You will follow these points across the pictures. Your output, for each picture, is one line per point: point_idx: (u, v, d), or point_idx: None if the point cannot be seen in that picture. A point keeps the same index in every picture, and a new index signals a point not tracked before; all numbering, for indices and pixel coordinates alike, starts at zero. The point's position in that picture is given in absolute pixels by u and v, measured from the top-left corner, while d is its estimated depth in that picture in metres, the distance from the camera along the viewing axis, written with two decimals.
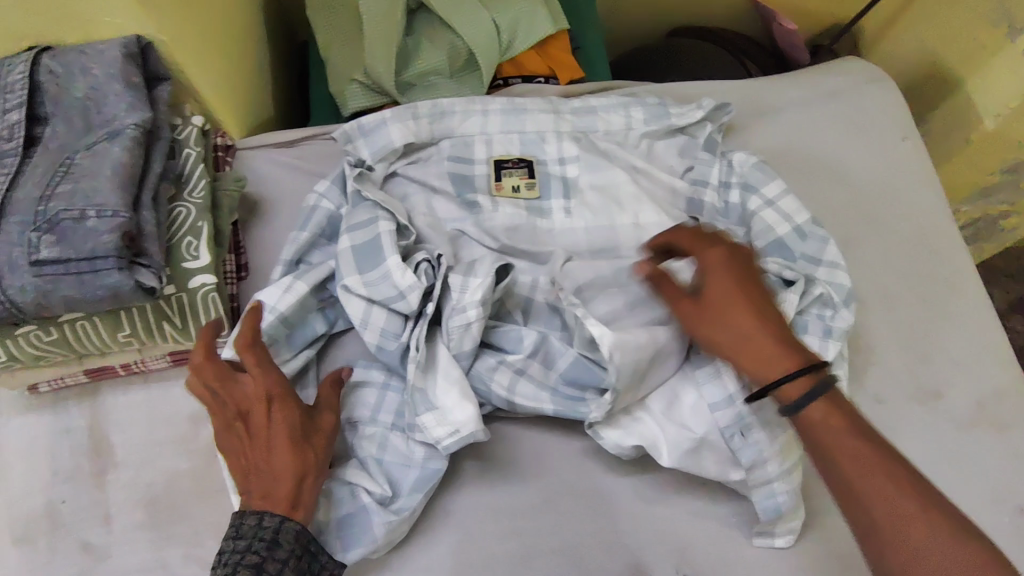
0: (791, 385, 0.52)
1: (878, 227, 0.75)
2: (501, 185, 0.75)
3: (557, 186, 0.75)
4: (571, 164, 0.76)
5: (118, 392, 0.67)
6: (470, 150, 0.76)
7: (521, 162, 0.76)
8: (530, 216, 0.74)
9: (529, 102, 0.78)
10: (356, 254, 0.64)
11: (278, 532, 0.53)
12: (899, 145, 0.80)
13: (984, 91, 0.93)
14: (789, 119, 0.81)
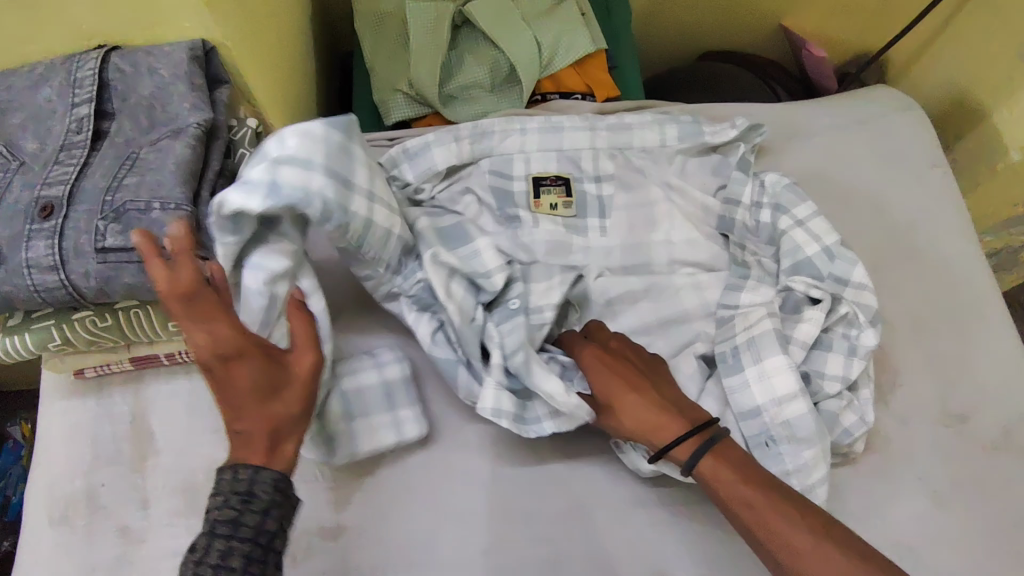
0: (682, 445, 0.58)
1: (907, 253, 0.77)
2: (539, 202, 0.77)
3: (593, 205, 0.77)
4: (607, 182, 0.78)
5: (160, 381, 0.69)
6: (510, 167, 0.78)
7: (559, 180, 0.78)
8: (567, 233, 0.75)
9: (566, 120, 0.80)
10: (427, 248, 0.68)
11: (253, 483, 0.48)
12: (929, 174, 0.82)
13: (1009, 124, 0.95)
14: (821, 146, 0.82)
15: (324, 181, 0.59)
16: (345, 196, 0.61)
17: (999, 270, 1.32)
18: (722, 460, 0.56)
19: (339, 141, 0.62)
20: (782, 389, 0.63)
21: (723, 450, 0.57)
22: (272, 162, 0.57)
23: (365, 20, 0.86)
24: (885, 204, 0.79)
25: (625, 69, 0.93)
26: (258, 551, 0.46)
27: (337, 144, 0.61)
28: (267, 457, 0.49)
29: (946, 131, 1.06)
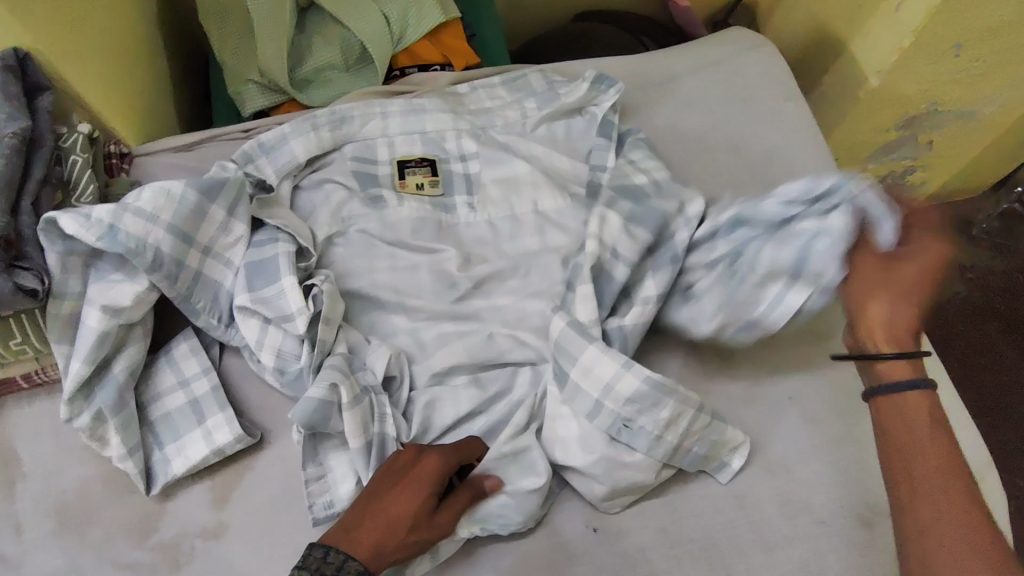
0: (906, 390, 0.66)
1: (763, 185, 0.79)
2: (405, 183, 0.77)
3: (460, 183, 0.78)
4: (473, 160, 0.78)
5: (23, 404, 0.66)
6: (374, 152, 0.78)
7: (424, 162, 0.78)
8: (434, 211, 0.76)
9: (427, 102, 0.80)
10: (249, 276, 0.66)
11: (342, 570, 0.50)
12: (782, 106, 0.84)
13: (863, 52, 0.99)
14: (677, 90, 0.84)
15: (165, 238, 0.62)
16: (185, 251, 0.63)
17: None
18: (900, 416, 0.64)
19: (196, 202, 0.64)
20: (615, 376, 0.62)
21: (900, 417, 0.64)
22: (118, 209, 0.59)
23: (209, 13, 0.83)
24: (741, 140, 0.81)
25: (485, 36, 0.93)
26: None
27: (192, 204, 0.64)
28: (370, 555, 0.52)
29: (813, 67, 1.10)
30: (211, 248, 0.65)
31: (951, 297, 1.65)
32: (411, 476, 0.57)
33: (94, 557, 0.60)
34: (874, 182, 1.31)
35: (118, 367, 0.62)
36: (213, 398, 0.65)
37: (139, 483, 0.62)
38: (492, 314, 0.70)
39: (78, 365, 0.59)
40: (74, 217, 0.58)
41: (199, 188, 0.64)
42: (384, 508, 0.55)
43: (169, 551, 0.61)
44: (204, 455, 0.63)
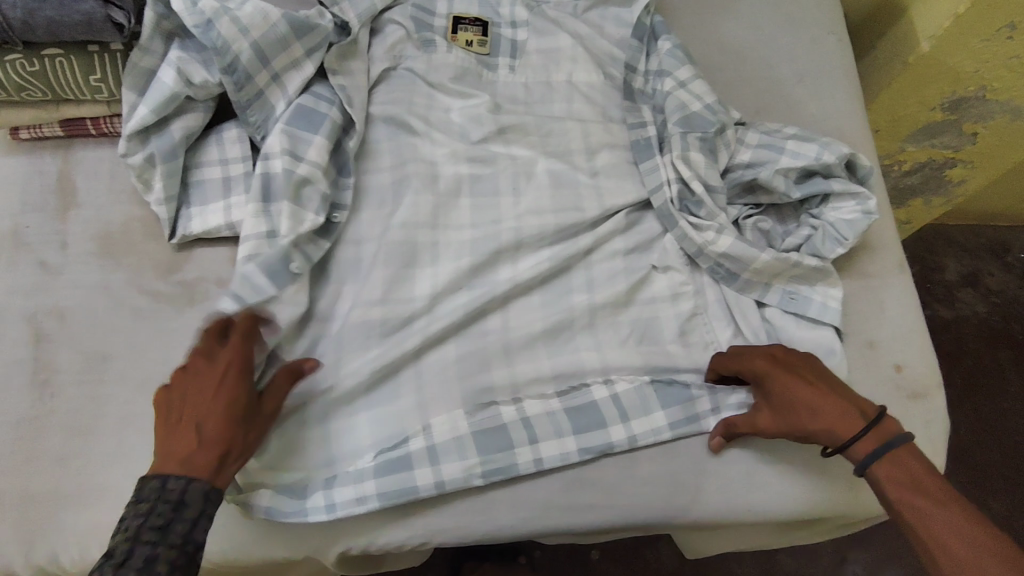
0: (862, 442, 0.60)
1: (785, 102, 0.82)
2: (456, 37, 0.82)
3: (506, 47, 0.83)
4: (521, 29, 0.83)
5: (88, 148, 0.75)
6: (434, 4, 0.83)
7: (477, 21, 0.82)
8: (477, 65, 0.81)
9: None
10: (288, 110, 0.70)
11: (183, 492, 0.53)
12: (825, 38, 0.87)
13: (923, 18, 1.00)
14: (727, 5, 0.87)
15: (245, 50, 0.67)
16: (257, 68, 0.69)
17: (925, 190, 1.38)
18: (900, 467, 0.58)
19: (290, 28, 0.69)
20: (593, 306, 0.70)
21: (902, 459, 0.59)
22: (221, 10, 0.67)
23: None
24: (776, 59, 0.85)
25: None
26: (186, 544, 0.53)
27: (280, 36, 0.69)
28: (208, 470, 0.55)
29: (871, 31, 1.12)
30: (281, 78, 0.71)
31: (969, 315, 1.65)
32: (202, 381, 0.58)
33: (124, 280, 0.69)
34: (911, 170, 1.32)
35: (176, 129, 0.68)
36: (246, 180, 0.71)
37: (165, 228, 0.69)
38: (507, 161, 0.76)
39: (143, 109, 0.66)
40: (182, 1, 0.66)
41: (292, 26, 0.70)
42: (177, 428, 0.56)
43: (188, 290, 0.69)
44: (226, 222, 0.69)
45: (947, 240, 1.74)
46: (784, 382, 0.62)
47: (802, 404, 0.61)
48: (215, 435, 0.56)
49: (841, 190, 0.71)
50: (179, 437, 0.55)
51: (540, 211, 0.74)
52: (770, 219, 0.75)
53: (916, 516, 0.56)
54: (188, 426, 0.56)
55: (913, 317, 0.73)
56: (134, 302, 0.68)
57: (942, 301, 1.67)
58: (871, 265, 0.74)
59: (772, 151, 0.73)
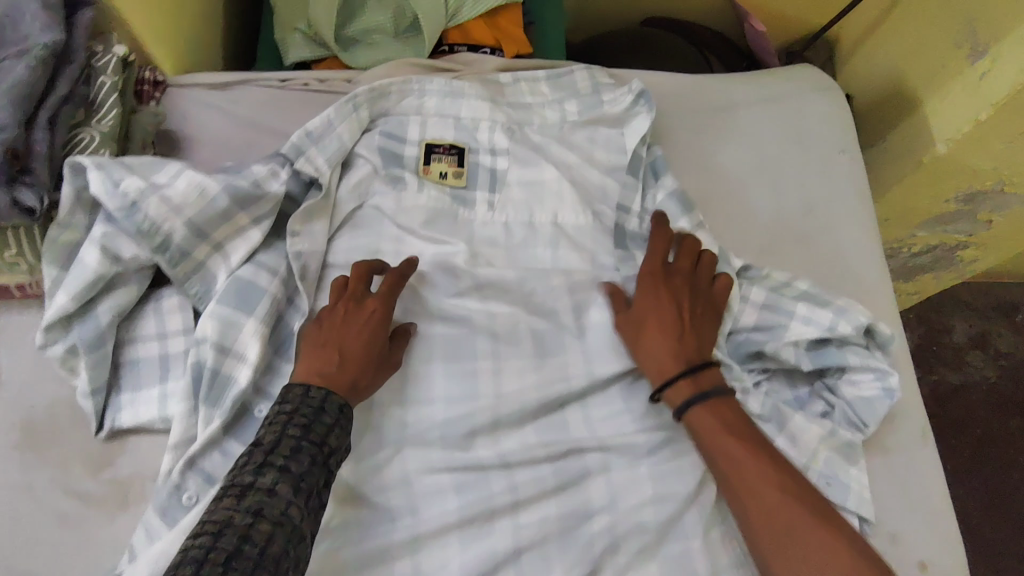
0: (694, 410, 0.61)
1: (794, 238, 0.73)
2: (428, 169, 0.73)
3: (485, 178, 0.74)
4: (502, 157, 0.75)
5: (12, 313, 0.67)
6: (404, 129, 0.74)
7: (452, 149, 0.74)
8: (452, 204, 0.73)
9: (468, 86, 0.76)
10: (227, 285, 0.62)
11: (323, 404, 0.57)
12: (835, 158, 0.78)
13: (937, 118, 0.92)
14: (726, 124, 0.79)
15: (179, 228, 0.60)
16: (195, 243, 0.62)
17: (935, 267, 1.30)
18: (752, 452, 0.58)
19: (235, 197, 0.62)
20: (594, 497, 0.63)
21: (762, 454, 0.58)
22: (146, 189, 0.59)
23: None
24: (783, 185, 0.76)
25: (544, 24, 0.88)
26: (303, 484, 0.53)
27: (221, 210, 0.62)
28: (343, 393, 0.59)
29: (879, 121, 1.04)
30: (223, 247, 0.63)
31: (978, 381, 1.58)
32: (353, 308, 0.63)
33: (49, 478, 0.61)
34: (920, 251, 1.25)
35: (103, 311, 0.60)
36: (183, 362, 0.63)
37: (91, 422, 0.62)
38: (485, 320, 0.68)
39: (62, 298, 0.58)
40: (102, 177, 0.58)
41: (233, 195, 0.62)
42: (333, 329, 0.62)
43: (122, 489, 0.61)
44: (161, 413, 0.62)
45: (954, 299, 1.66)
46: (676, 329, 0.64)
47: (653, 337, 0.64)
48: (362, 345, 0.61)
49: (857, 364, 0.65)
50: (333, 346, 0.61)
51: (523, 379, 0.67)
52: (779, 385, 0.67)
53: (771, 523, 0.56)
54: (339, 349, 0.61)
55: (937, 496, 0.65)
56: (60, 506, 0.60)
57: (950, 365, 1.60)
58: (891, 437, 0.67)
59: (781, 316, 0.66)
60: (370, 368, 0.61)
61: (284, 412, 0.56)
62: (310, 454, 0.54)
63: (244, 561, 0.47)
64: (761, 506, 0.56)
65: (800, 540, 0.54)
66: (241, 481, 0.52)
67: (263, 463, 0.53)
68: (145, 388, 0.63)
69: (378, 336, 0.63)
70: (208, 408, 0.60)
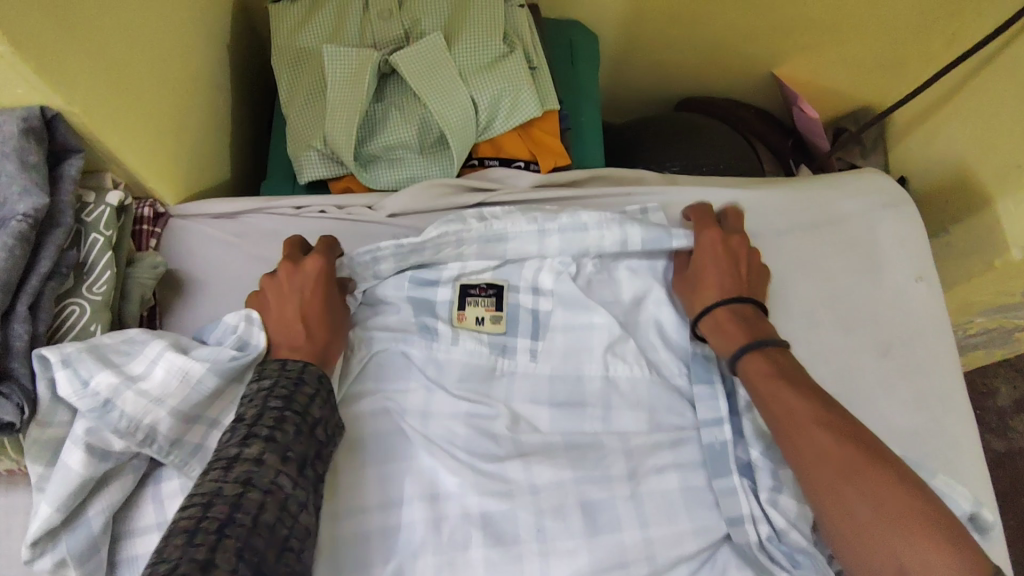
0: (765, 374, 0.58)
1: (873, 387, 0.66)
2: (464, 315, 0.66)
3: (525, 324, 0.67)
4: (545, 297, 0.68)
5: None
6: (438, 269, 0.67)
7: (490, 290, 0.67)
8: (491, 355, 0.65)
9: (512, 223, 0.67)
10: None
11: (303, 373, 0.54)
12: (910, 285, 0.71)
13: (1015, 219, 0.83)
14: (795, 255, 0.71)
15: (166, 419, 0.53)
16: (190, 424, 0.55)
17: (990, 346, 1.21)
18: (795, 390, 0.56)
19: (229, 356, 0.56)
20: None
21: (804, 418, 0.54)
22: (120, 383, 0.52)
23: (284, 59, 0.74)
24: (856, 321, 0.69)
25: (581, 131, 0.81)
26: (300, 455, 0.49)
27: (207, 390, 0.54)
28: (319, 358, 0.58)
29: (941, 210, 0.95)
30: (218, 420, 0.57)
31: None
32: (294, 275, 0.61)
33: None
34: (976, 333, 1.16)
35: (94, 514, 0.53)
36: None
37: None
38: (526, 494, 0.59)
39: (44, 508, 0.51)
40: (69, 377, 0.51)
41: (219, 373, 0.55)
42: (285, 304, 0.60)
43: None
44: None
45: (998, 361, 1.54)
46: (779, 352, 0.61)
47: (711, 283, 0.65)
48: (314, 303, 0.60)
49: None
50: (290, 319, 0.59)
51: (574, 562, 0.57)
52: None
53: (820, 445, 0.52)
54: (295, 318, 0.59)
55: None
56: None
57: (995, 431, 1.43)
58: None
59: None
60: (332, 327, 0.60)
61: (263, 386, 0.53)
62: (295, 424, 0.50)
63: (238, 529, 0.43)
64: (814, 450, 0.53)
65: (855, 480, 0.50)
66: (225, 455, 0.47)
67: (248, 436, 0.48)
68: None
69: (325, 285, 0.61)
70: None
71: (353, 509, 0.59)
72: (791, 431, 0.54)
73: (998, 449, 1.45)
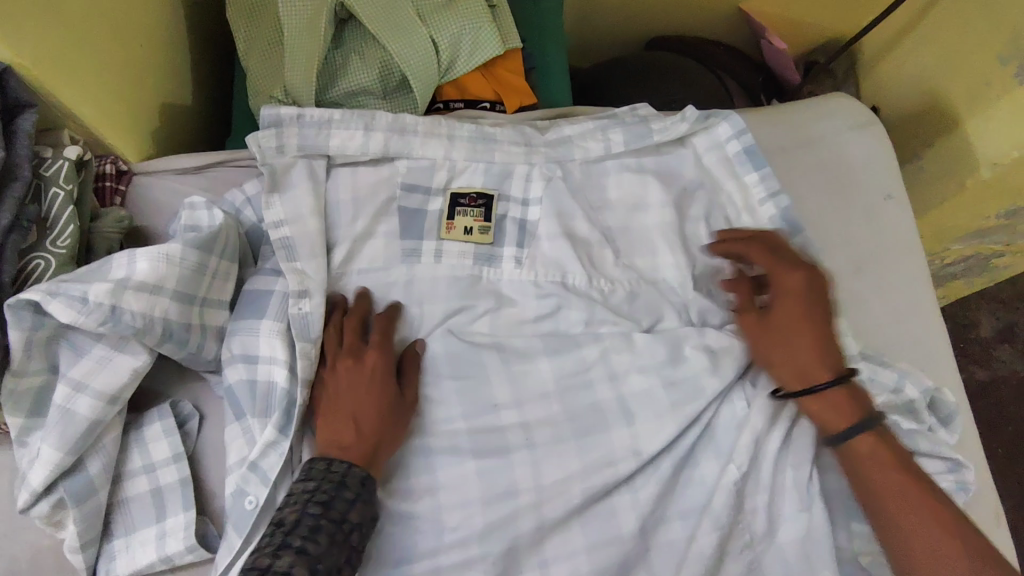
0: (836, 412, 0.56)
1: (847, 302, 0.66)
2: (453, 225, 0.67)
3: (512, 233, 0.68)
4: (534, 207, 0.69)
5: None
6: (430, 177, 0.68)
7: (480, 199, 0.68)
8: (477, 265, 0.67)
9: (501, 131, 0.70)
10: (233, 394, 0.59)
11: (346, 476, 0.53)
12: (881, 203, 0.71)
13: (982, 137, 0.83)
14: (771, 168, 0.71)
15: (171, 306, 0.54)
16: (174, 346, 0.55)
17: (967, 275, 1.22)
18: (881, 449, 0.55)
19: (196, 262, 0.55)
20: None
21: (903, 492, 0.53)
22: (118, 286, 0.50)
23: (240, 12, 0.73)
24: (830, 241, 0.69)
25: (547, 69, 0.80)
26: (339, 536, 0.49)
27: (194, 263, 0.55)
28: (364, 458, 0.55)
29: (913, 136, 0.95)
30: (209, 300, 0.58)
31: (1008, 377, 1.44)
32: (357, 370, 0.58)
33: None
34: (953, 261, 1.17)
35: (92, 462, 0.54)
36: (182, 497, 0.57)
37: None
38: (512, 419, 0.61)
39: (48, 451, 0.51)
40: (66, 302, 0.49)
41: (197, 246, 0.55)
42: (347, 400, 0.57)
43: None
44: (160, 557, 0.54)
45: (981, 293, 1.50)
46: (786, 313, 0.59)
47: (779, 359, 0.59)
48: (348, 387, 0.58)
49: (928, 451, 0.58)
50: (340, 424, 0.56)
51: (562, 482, 0.59)
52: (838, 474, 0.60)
53: (910, 509, 0.52)
54: (353, 417, 0.56)
55: None
56: None
57: (976, 363, 1.44)
58: None
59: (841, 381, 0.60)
60: (388, 419, 0.57)
61: (307, 489, 0.52)
62: (329, 533, 0.49)
63: None
64: (909, 522, 0.52)
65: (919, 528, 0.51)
66: (257, 565, 0.46)
67: (281, 547, 0.47)
68: (141, 530, 0.56)
69: (349, 374, 0.58)
70: (237, 539, 0.56)
71: None
72: (869, 492, 0.54)
73: (977, 380, 1.46)
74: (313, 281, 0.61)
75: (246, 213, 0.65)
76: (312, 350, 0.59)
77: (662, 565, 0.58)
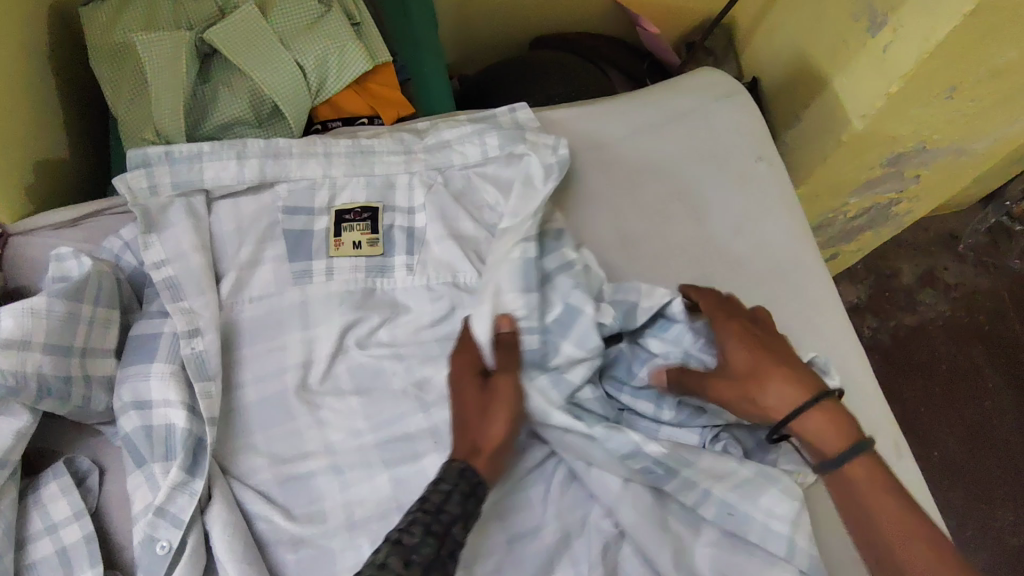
0: (835, 435, 0.54)
1: (728, 266, 0.70)
2: (340, 241, 0.68)
3: (401, 241, 0.69)
4: (420, 214, 0.70)
5: None
6: (312, 197, 0.69)
7: (364, 213, 0.69)
8: (369, 277, 0.67)
9: (378, 143, 0.71)
10: (132, 443, 0.57)
11: (445, 471, 0.52)
12: (754, 168, 0.75)
13: (848, 90, 0.88)
14: (644, 148, 0.74)
15: (44, 359, 0.53)
16: (58, 400, 0.54)
17: (873, 225, 1.27)
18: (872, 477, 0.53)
19: (65, 311, 0.55)
20: None
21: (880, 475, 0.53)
22: None
23: (100, 56, 0.72)
24: (707, 210, 0.72)
25: (423, 78, 0.82)
26: (439, 530, 0.48)
27: (64, 313, 0.55)
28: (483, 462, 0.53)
29: (791, 100, 0.99)
30: (90, 348, 0.57)
31: (934, 317, 1.47)
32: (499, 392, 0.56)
33: None
34: (856, 215, 1.21)
35: None
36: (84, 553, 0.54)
37: None
38: (419, 423, 0.61)
39: None
40: None
41: (65, 296, 0.55)
42: (496, 410, 0.55)
43: None
44: None
45: (897, 242, 1.55)
46: (765, 364, 0.57)
47: (775, 407, 0.56)
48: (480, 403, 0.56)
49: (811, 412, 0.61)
50: (478, 435, 0.54)
51: None
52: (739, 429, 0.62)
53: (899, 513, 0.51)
54: (487, 424, 0.55)
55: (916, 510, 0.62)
56: None
57: (903, 308, 1.47)
58: None
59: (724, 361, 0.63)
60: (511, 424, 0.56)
61: (442, 487, 0.50)
62: (431, 529, 0.48)
63: None
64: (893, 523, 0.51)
65: (904, 537, 0.50)
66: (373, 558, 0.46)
67: (397, 535, 0.48)
68: None
69: (483, 398, 0.56)
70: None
71: (246, 468, 0.59)
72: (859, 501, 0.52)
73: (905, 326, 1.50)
74: (203, 317, 0.61)
75: (126, 258, 0.64)
76: (209, 386, 0.58)
77: (585, 546, 0.58)
